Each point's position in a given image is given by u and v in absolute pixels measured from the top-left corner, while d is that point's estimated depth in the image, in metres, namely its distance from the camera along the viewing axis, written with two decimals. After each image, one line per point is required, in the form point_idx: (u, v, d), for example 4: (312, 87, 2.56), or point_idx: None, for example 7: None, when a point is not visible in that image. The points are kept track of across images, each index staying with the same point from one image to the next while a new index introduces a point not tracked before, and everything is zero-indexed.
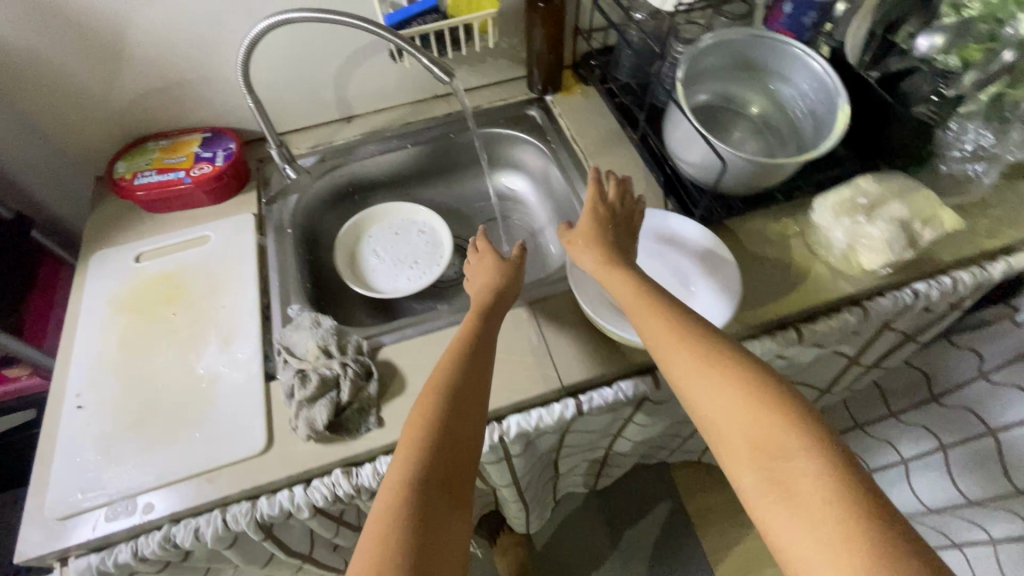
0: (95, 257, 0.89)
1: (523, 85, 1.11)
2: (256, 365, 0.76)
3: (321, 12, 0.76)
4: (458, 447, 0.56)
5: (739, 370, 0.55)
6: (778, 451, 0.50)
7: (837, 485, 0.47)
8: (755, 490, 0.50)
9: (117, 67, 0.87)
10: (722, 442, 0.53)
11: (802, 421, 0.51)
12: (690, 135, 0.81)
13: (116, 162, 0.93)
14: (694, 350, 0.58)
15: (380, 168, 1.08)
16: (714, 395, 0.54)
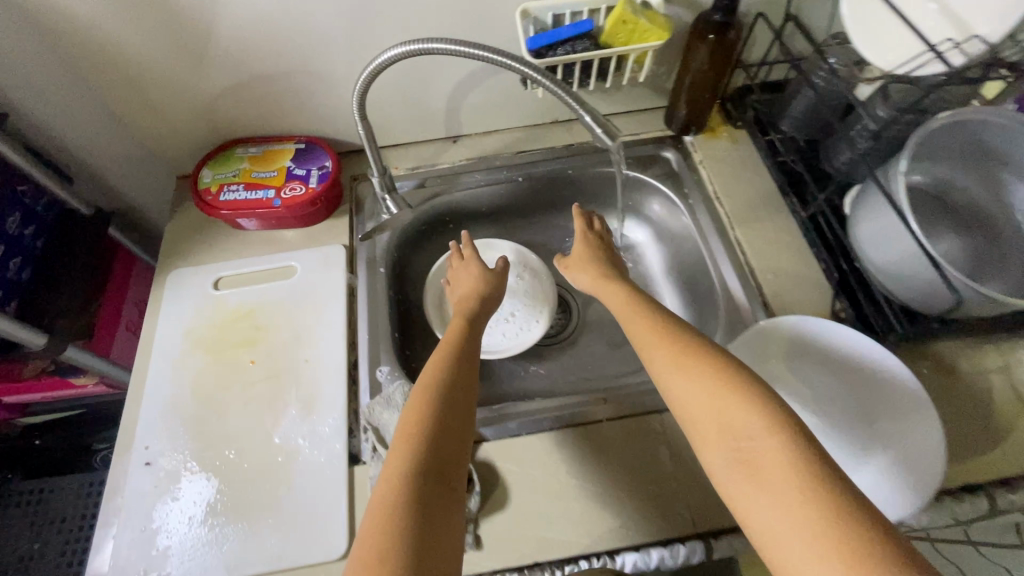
0: (173, 277, 0.80)
1: (659, 118, 0.95)
2: (341, 444, 0.67)
3: (466, 43, 0.61)
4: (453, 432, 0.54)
5: (699, 356, 0.53)
6: (738, 436, 0.46)
7: (799, 478, 0.42)
8: (726, 472, 0.46)
9: (213, 66, 0.75)
10: (699, 439, 0.49)
11: (763, 402, 0.47)
12: (898, 236, 0.64)
13: (202, 169, 0.84)
14: (669, 347, 0.55)
15: (484, 199, 0.94)
16: (692, 391, 0.50)
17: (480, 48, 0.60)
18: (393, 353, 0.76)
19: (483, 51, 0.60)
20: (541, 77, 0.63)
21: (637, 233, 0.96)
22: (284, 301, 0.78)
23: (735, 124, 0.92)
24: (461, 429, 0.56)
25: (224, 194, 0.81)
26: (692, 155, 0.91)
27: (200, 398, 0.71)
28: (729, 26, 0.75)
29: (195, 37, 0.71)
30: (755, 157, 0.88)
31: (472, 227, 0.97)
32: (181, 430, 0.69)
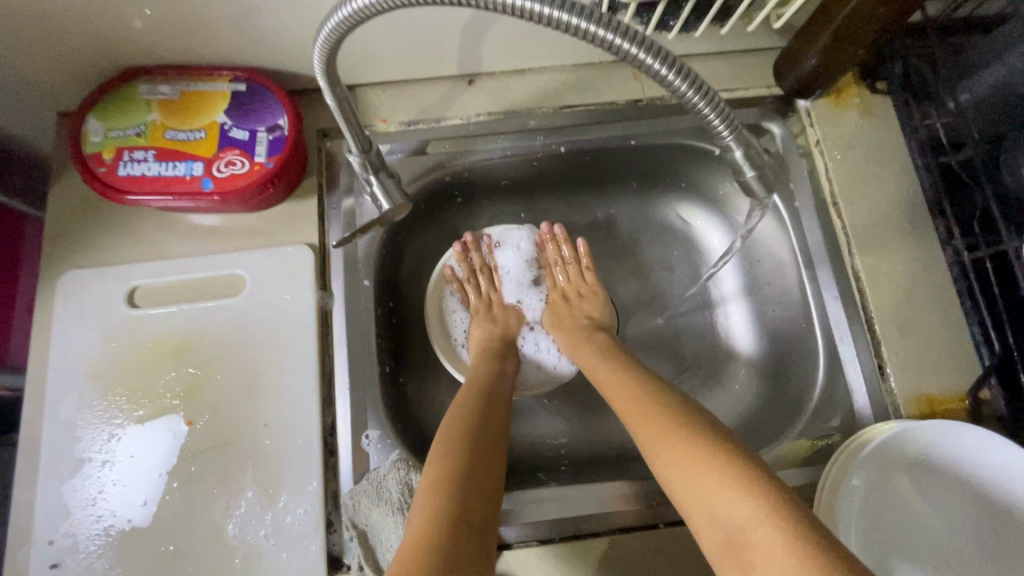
0: (66, 284, 0.56)
1: (763, 69, 0.66)
2: (316, 545, 0.51)
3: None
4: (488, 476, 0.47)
5: (674, 423, 0.45)
6: (726, 518, 0.38)
7: (811, 560, 0.33)
8: (731, 571, 0.37)
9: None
10: (695, 529, 0.40)
11: (753, 476, 0.39)
12: None
13: (87, 119, 0.55)
14: (649, 416, 0.47)
15: (509, 171, 0.67)
16: (677, 466, 0.42)
17: None
18: (383, 409, 0.56)
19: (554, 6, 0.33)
20: (589, 25, 0.34)
21: (709, 228, 0.72)
22: (230, 330, 0.56)
23: (871, 86, 0.64)
24: (494, 473, 0.48)
25: (125, 166, 0.54)
26: (805, 131, 0.65)
27: (121, 473, 0.52)
28: None
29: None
30: (894, 142, 0.63)
31: (488, 205, 0.71)
32: (96, 520, 0.51)
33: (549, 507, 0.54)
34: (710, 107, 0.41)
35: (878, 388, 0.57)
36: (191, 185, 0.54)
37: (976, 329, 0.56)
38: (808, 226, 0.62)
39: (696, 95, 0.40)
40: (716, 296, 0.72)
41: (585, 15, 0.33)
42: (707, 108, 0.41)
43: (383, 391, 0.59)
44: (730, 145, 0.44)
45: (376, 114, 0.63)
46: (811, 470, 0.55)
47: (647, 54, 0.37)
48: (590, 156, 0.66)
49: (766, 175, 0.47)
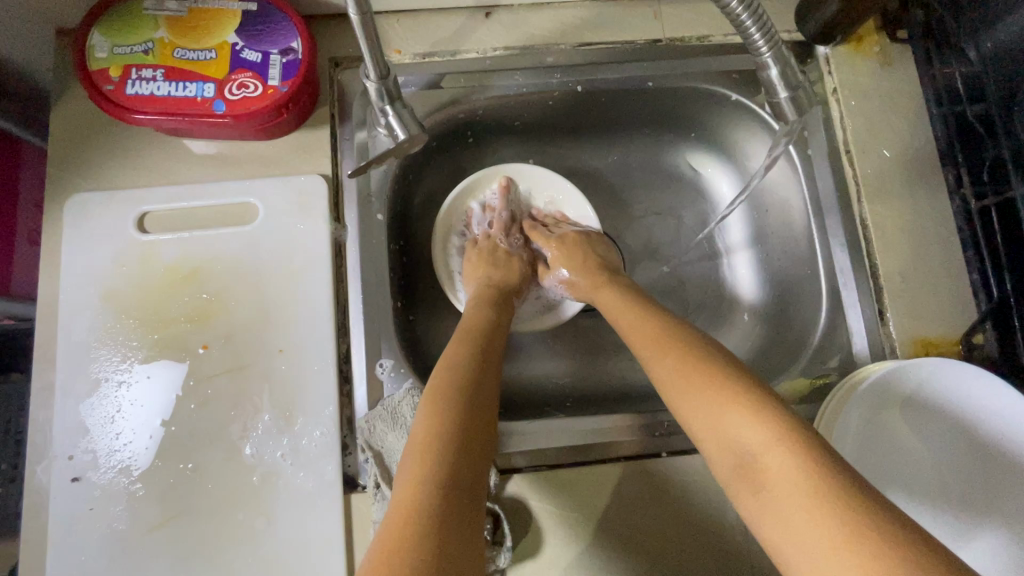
0: (73, 206, 0.55)
1: (785, 13, 0.65)
2: (332, 466, 0.52)
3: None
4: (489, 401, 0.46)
5: (691, 357, 0.44)
6: (738, 444, 0.38)
7: (818, 481, 0.34)
8: (739, 491, 0.37)
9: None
10: (708, 454, 0.40)
11: (769, 406, 0.39)
12: None
13: (91, 34, 0.53)
14: (666, 350, 0.46)
15: (523, 110, 0.66)
16: (693, 399, 0.42)
17: None
18: (396, 340, 0.57)
19: None
20: None
21: (718, 177, 0.72)
22: (243, 258, 0.56)
23: (893, 34, 0.64)
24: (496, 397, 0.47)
25: (133, 84, 0.52)
26: (823, 79, 0.65)
27: (138, 394, 0.53)
28: None
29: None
30: (909, 94, 0.63)
31: (498, 146, 0.70)
32: (115, 437, 0.52)
33: (557, 436, 0.57)
34: (762, 37, 0.42)
35: (877, 332, 0.59)
36: (202, 107, 0.53)
37: (976, 277, 0.58)
38: (820, 173, 0.63)
39: (746, 15, 0.41)
40: (722, 245, 0.72)
41: None
42: (750, 23, 0.41)
43: (396, 324, 0.60)
44: (769, 70, 0.44)
45: (389, 44, 0.61)
46: (808, 407, 0.57)
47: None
48: (606, 98, 0.65)
49: (796, 101, 0.47)
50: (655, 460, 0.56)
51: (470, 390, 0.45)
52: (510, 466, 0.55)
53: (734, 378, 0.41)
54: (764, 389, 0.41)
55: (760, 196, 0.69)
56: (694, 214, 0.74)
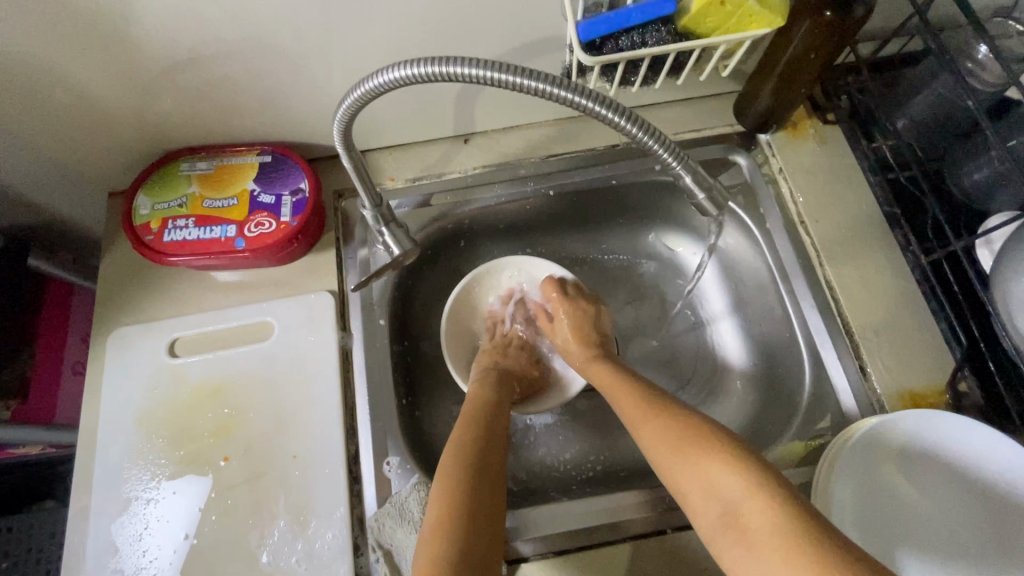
0: (114, 340, 0.63)
1: (728, 109, 0.74)
2: (343, 568, 0.54)
3: (495, 61, 0.42)
4: (495, 493, 0.50)
5: (678, 423, 0.49)
6: (720, 495, 0.42)
7: (789, 530, 0.37)
8: (720, 541, 0.40)
9: (144, 55, 0.54)
10: (693, 509, 0.44)
11: (740, 458, 0.43)
12: None
13: (137, 195, 0.64)
14: (651, 415, 0.52)
15: (504, 217, 0.74)
16: (679, 457, 0.46)
17: (510, 68, 0.42)
18: (401, 436, 0.60)
19: (528, 79, 0.42)
20: (554, 89, 0.43)
21: (687, 253, 0.79)
22: (261, 371, 0.62)
23: (824, 117, 0.72)
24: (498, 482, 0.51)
25: (169, 232, 0.62)
26: (769, 161, 0.72)
27: (164, 510, 0.56)
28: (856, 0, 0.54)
29: (115, 18, 0.49)
30: (851, 167, 0.69)
31: (487, 247, 0.78)
32: (143, 554, 0.55)
33: (562, 520, 0.57)
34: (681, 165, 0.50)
35: (862, 389, 0.60)
36: (225, 245, 0.62)
37: (944, 325, 0.61)
38: (782, 243, 0.68)
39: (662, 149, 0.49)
40: (702, 315, 0.77)
41: (551, 82, 0.42)
42: (668, 155, 0.49)
43: (402, 420, 0.64)
44: (684, 179, 0.52)
45: (384, 174, 0.71)
46: (806, 469, 0.58)
47: (613, 113, 0.45)
48: (577, 197, 0.74)
49: (714, 200, 0.53)
50: (660, 537, 0.56)
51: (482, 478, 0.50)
52: (517, 555, 0.56)
53: (713, 435, 0.46)
54: (736, 442, 0.45)
55: (731, 268, 0.74)
56: (674, 290, 0.79)
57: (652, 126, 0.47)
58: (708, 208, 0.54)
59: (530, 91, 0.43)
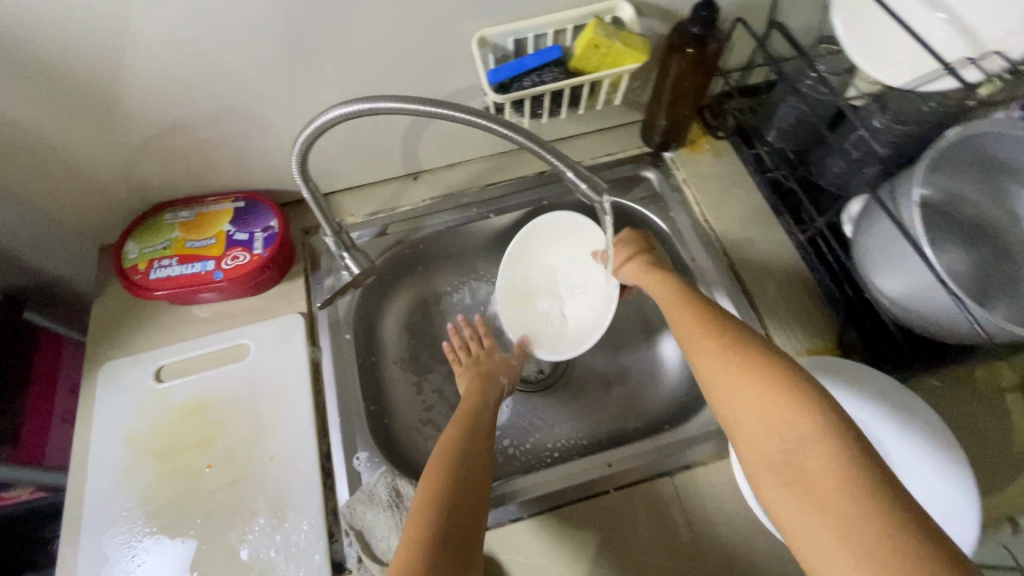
0: (105, 372, 0.69)
1: (636, 134, 0.87)
2: (319, 553, 0.59)
3: (420, 96, 0.53)
4: (479, 482, 0.55)
5: (762, 363, 0.48)
6: (783, 437, 0.43)
7: (846, 485, 0.38)
8: (771, 480, 0.42)
9: (138, 121, 0.65)
10: (744, 445, 0.46)
11: (816, 404, 0.43)
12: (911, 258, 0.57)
13: (126, 243, 0.73)
14: (718, 343, 0.52)
15: (454, 241, 0.85)
16: (741, 395, 0.47)
17: (422, 100, 0.53)
18: (369, 434, 0.67)
19: (437, 108, 0.53)
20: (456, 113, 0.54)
21: None
22: (240, 387, 0.69)
23: (715, 134, 0.85)
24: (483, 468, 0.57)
25: (155, 271, 0.71)
26: (673, 173, 0.84)
27: (151, 517, 0.61)
28: (708, 38, 0.68)
29: (116, 92, 0.61)
30: (740, 172, 0.82)
31: (442, 270, 0.89)
32: (131, 560, 0.59)
33: (513, 494, 0.63)
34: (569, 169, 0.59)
35: None
36: (205, 277, 0.70)
37: (822, 292, 0.72)
38: (690, 238, 0.79)
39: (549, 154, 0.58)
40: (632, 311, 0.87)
41: (451, 107, 0.53)
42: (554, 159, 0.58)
43: (371, 421, 0.70)
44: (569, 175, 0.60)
45: (346, 211, 0.82)
46: None
47: (507, 130, 0.55)
48: (515, 219, 0.85)
49: (595, 187, 0.62)
50: (604, 497, 0.62)
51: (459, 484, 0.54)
52: None
53: (799, 378, 0.45)
54: (816, 386, 0.45)
55: None
56: None
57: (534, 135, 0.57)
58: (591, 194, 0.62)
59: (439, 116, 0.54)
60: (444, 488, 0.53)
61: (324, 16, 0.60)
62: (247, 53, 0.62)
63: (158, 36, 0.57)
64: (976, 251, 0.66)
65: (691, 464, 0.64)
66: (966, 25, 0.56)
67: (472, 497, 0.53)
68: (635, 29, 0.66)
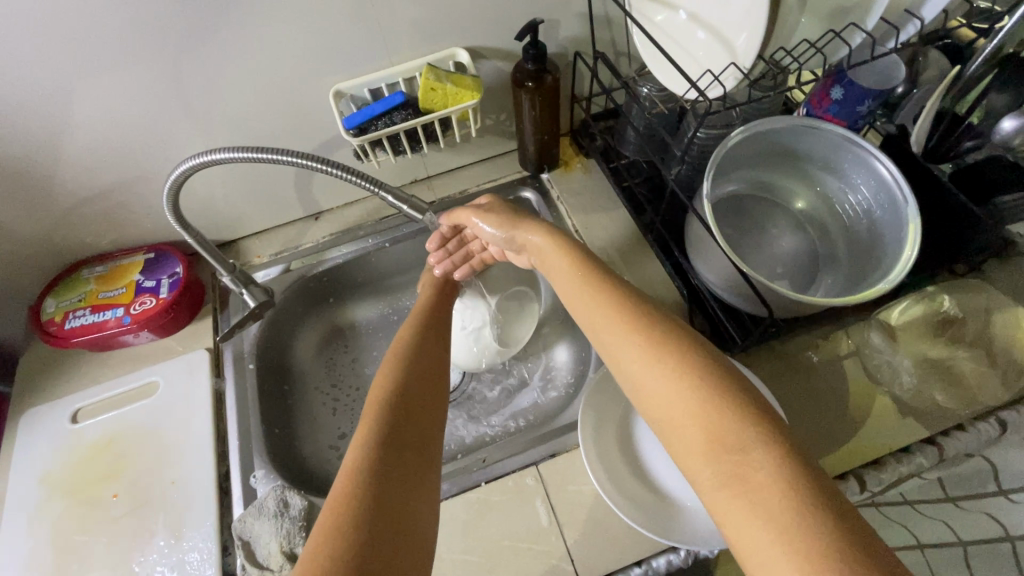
0: (25, 419, 0.76)
1: (515, 160, 0.96)
2: (210, 566, 0.64)
3: (258, 148, 0.64)
4: (417, 444, 0.50)
5: (688, 363, 0.45)
6: (724, 443, 0.40)
7: (789, 493, 0.36)
8: (713, 487, 0.39)
9: (47, 196, 0.74)
10: (679, 451, 0.42)
11: (749, 411, 0.41)
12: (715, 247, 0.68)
13: (45, 300, 0.81)
14: (637, 340, 0.49)
15: (357, 270, 0.93)
16: (666, 397, 0.44)
17: (265, 150, 0.63)
18: (267, 454, 0.73)
19: (275, 154, 0.63)
20: (290, 157, 0.64)
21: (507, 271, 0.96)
22: (148, 421, 0.75)
23: (586, 154, 0.93)
24: (422, 431, 0.52)
25: (69, 322, 0.78)
26: (550, 193, 0.92)
27: (57, 548, 0.66)
28: (543, 72, 0.77)
29: (24, 174, 0.71)
30: (606, 184, 0.90)
31: (351, 299, 0.97)
32: None
33: None
34: (391, 195, 0.72)
35: None
36: (115, 323, 0.78)
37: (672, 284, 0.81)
38: None
39: (374, 184, 0.69)
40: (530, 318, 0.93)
41: (282, 153, 0.63)
42: (374, 187, 0.69)
43: (272, 442, 0.76)
44: (391, 199, 0.72)
45: (252, 254, 0.90)
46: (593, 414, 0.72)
47: (334, 167, 0.66)
48: (410, 246, 0.93)
49: (417, 207, 0.73)
50: (476, 489, 0.67)
51: (411, 408, 0.53)
52: None
53: (730, 387, 0.43)
54: (749, 395, 0.42)
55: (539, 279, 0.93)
56: None
57: (360, 170, 0.69)
58: (415, 212, 0.74)
59: (279, 162, 0.64)
60: (371, 468, 0.45)
61: (198, 91, 0.70)
62: (135, 127, 0.71)
63: (51, 124, 0.67)
64: (802, 234, 0.74)
65: (555, 453, 0.69)
66: (721, 38, 0.62)
67: (412, 470, 0.48)
68: (473, 71, 0.77)
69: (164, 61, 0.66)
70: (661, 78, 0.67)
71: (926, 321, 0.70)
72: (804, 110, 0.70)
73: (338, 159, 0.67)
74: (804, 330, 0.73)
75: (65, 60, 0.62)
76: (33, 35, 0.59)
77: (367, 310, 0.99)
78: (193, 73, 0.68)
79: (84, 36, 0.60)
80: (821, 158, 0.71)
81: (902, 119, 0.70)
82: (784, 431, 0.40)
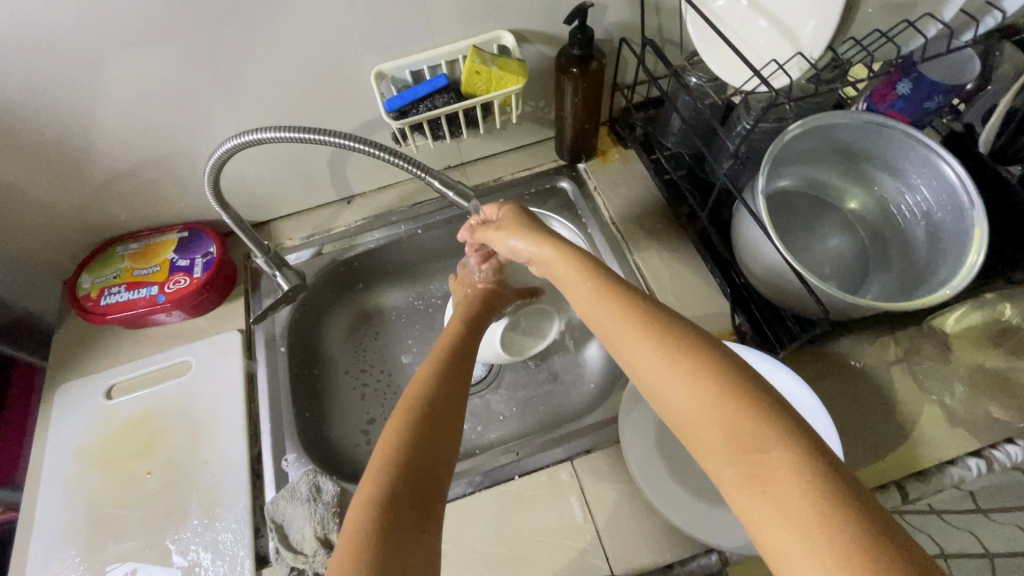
0: (61, 393, 0.76)
1: (551, 149, 0.94)
2: (243, 547, 0.64)
3: (301, 128, 0.62)
4: (437, 448, 0.49)
5: (702, 360, 0.42)
6: (744, 442, 0.37)
7: (816, 495, 0.33)
8: (735, 487, 0.37)
9: (85, 170, 0.74)
10: (698, 450, 0.40)
11: (771, 407, 0.38)
12: (764, 247, 0.66)
13: (80, 275, 0.81)
14: (646, 336, 0.46)
15: (387, 256, 0.92)
16: (678, 396, 0.42)
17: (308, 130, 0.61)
18: (298, 438, 0.73)
19: (318, 135, 0.61)
20: (330, 137, 0.62)
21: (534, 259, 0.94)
22: (180, 400, 0.75)
23: (625, 145, 0.91)
24: (444, 431, 0.51)
25: (104, 299, 0.78)
26: (586, 183, 0.90)
27: (93, 523, 0.66)
28: (589, 58, 0.74)
29: (65, 147, 0.70)
30: (645, 176, 0.87)
31: (380, 285, 0.96)
32: (73, 562, 0.64)
33: None
34: (437, 180, 0.69)
35: None
36: (149, 301, 0.78)
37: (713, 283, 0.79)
38: (597, 240, 0.84)
39: (418, 168, 0.68)
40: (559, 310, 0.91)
41: (321, 132, 0.61)
42: (419, 171, 0.68)
43: (303, 426, 0.76)
44: (435, 183, 0.70)
45: (284, 237, 0.89)
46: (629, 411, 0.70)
47: (380, 150, 0.64)
48: (442, 233, 0.92)
49: (461, 194, 0.71)
50: (508, 483, 0.66)
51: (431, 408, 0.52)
52: None
53: (751, 385, 0.40)
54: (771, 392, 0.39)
55: None
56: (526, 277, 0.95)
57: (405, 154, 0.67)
58: (459, 198, 0.72)
59: (322, 142, 0.62)
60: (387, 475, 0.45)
61: (241, 69, 0.69)
62: (176, 102, 0.70)
63: (96, 97, 0.66)
64: (853, 235, 0.71)
65: (590, 449, 0.68)
66: (785, 26, 0.59)
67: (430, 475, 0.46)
68: (518, 54, 0.74)
69: (207, 37, 0.64)
70: (717, 67, 0.64)
71: (983, 332, 0.67)
72: (866, 104, 0.68)
73: (379, 141, 0.65)
74: (849, 334, 0.71)
75: (113, 33, 0.61)
76: (80, 5, 0.58)
77: (394, 297, 0.98)
78: (235, 50, 0.67)
79: (128, 8, 0.59)
80: (879, 155, 0.68)
81: (969, 119, 0.66)
82: (809, 430, 0.37)
